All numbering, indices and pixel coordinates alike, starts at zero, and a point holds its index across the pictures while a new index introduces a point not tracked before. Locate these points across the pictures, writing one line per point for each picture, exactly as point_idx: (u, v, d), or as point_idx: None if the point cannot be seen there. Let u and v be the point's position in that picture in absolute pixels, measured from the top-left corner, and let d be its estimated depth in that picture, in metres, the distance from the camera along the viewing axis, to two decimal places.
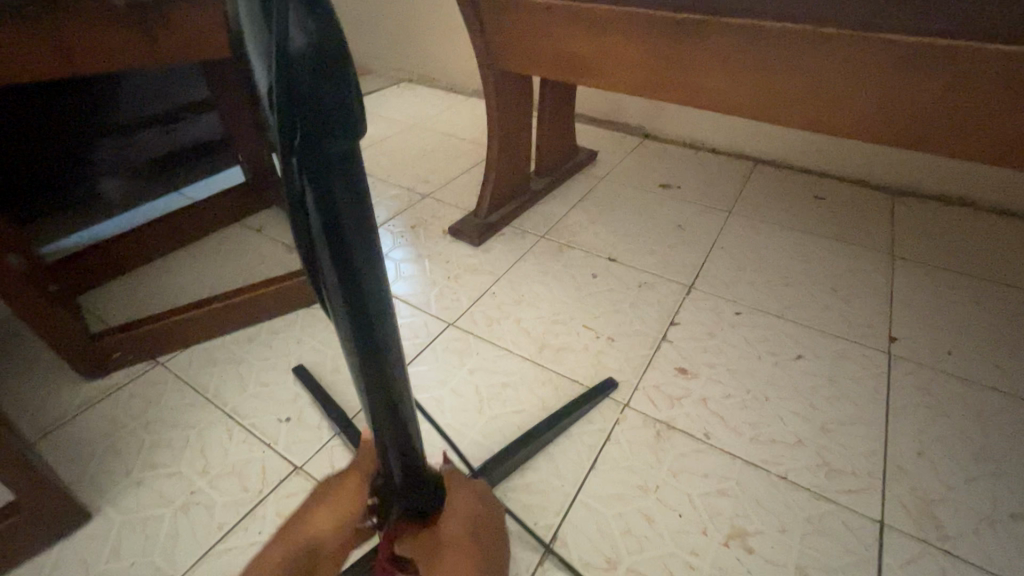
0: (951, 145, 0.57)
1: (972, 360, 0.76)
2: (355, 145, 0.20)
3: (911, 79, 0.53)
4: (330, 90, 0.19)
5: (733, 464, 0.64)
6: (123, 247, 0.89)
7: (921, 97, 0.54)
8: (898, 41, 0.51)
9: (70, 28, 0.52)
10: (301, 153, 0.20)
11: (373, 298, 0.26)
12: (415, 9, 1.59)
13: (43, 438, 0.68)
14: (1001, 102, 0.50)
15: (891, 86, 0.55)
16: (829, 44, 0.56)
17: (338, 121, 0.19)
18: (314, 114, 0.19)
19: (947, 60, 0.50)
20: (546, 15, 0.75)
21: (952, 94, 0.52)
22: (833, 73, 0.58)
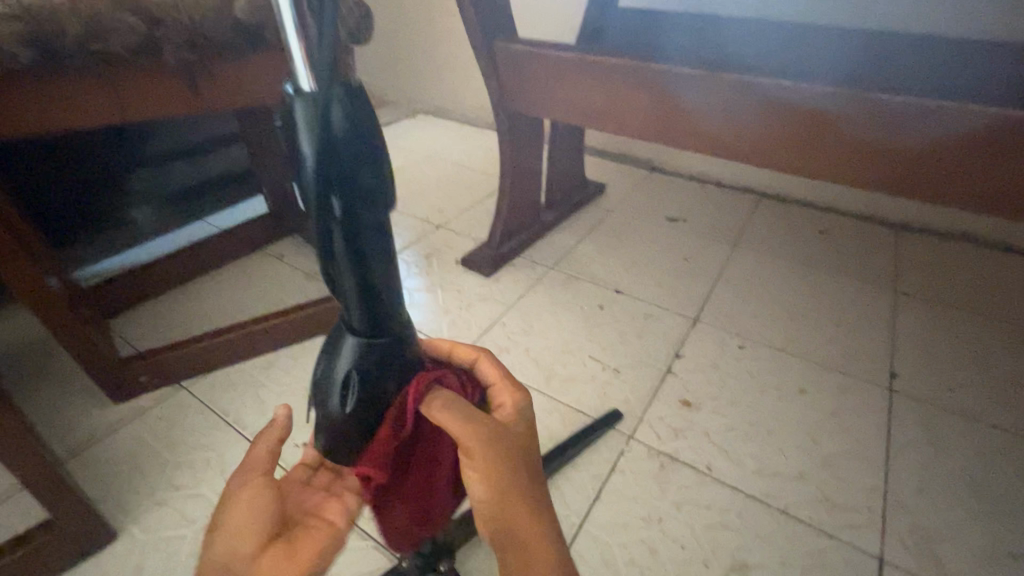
0: (948, 191, 0.61)
1: (973, 397, 0.77)
2: (374, 195, 0.26)
3: (915, 140, 0.59)
4: (355, 155, 0.25)
5: (735, 497, 0.65)
6: (153, 273, 0.93)
7: (924, 155, 0.60)
8: (905, 108, 0.57)
9: (123, 80, 0.57)
10: (340, 187, 0.25)
11: (381, 309, 0.30)
12: (432, 45, 1.66)
13: (72, 458, 0.71)
14: (998, 162, 0.56)
15: (895, 145, 0.60)
16: (834, 106, 0.61)
17: (362, 178, 0.25)
18: (344, 174, 0.25)
19: (949, 127, 0.56)
20: (558, 65, 0.80)
21: (953, 155, 0.58)
22: (839, 128, 0.63)
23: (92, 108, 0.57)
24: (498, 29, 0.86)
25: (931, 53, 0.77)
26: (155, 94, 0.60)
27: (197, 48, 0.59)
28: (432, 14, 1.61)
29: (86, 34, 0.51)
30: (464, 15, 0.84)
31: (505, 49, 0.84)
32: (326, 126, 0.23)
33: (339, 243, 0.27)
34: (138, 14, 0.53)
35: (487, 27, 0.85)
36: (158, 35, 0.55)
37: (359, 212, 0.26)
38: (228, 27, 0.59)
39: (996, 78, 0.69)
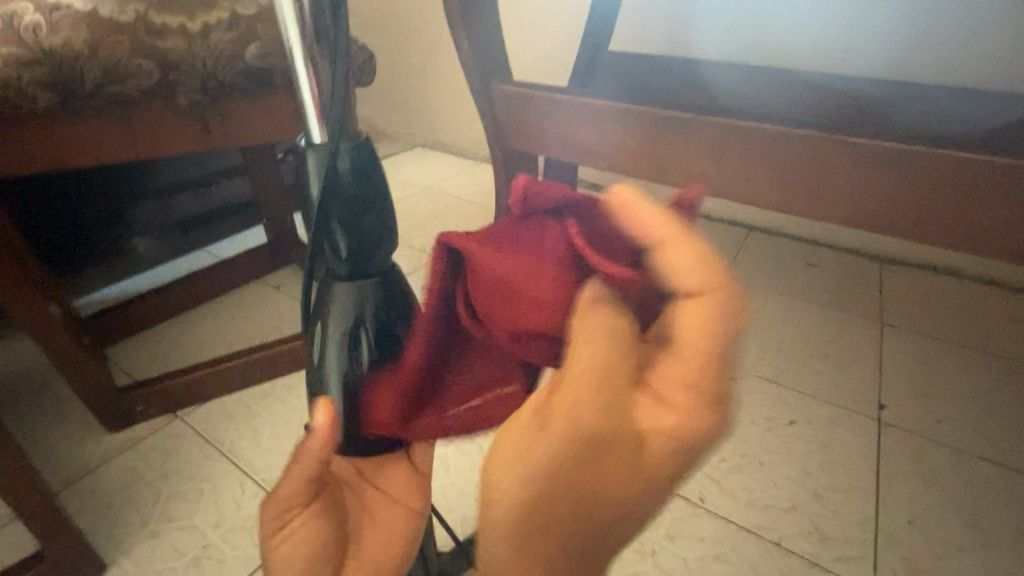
0: (941, 240, 0.63)
1: (961, 428, 0.79)
2: (374, 207, 0.28)
3: (920, 186, 0.61)
4: (360, 180, 0.27)
5: (727, 529, 0.66)
6: (153, 303, 0.95)
7: (928, 203, 0.62)
8: (911, 154, 0.60)
9: (137, 120, 0.60)
10: (342, 210, 0.27)
11: (371, 288, 0.29)
12: (432, 83, 1.72)
13: (64, 488, 0.71)
14: (1002, 210, 0.58)
15: (901, 191, 0.63)
16: (839, 151, 0.64)
17: (365, 197, 0.27)
18: (350, 194, 0.27)
19: (958, 172, 0.59)
20: (552, 107, 0.84)
21: (959, 202, 0.60)
22: (843, 176, 0.65)
23: (104, 144, 0.59)
24: (495, 72, 0.90)
25: (904, 99, 0.81)
26: (166, 132, 0.62)
27: (208, 91, 0.62)
28: (431, 53, 1.68)
29: (105, 77, 0.55)
30: (462, 59, 0.88)
31: (501, 91, 0.89)
32: (331, 168, 0.26)
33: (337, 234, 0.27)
34: (154, 59, 0.57)
35: (485, 70, 0.89)
36: (172, 78, 0.58)
37: (363, 236, 0.28)
38: (240, 71, 0.62)
39: (966, 126, 0.73)
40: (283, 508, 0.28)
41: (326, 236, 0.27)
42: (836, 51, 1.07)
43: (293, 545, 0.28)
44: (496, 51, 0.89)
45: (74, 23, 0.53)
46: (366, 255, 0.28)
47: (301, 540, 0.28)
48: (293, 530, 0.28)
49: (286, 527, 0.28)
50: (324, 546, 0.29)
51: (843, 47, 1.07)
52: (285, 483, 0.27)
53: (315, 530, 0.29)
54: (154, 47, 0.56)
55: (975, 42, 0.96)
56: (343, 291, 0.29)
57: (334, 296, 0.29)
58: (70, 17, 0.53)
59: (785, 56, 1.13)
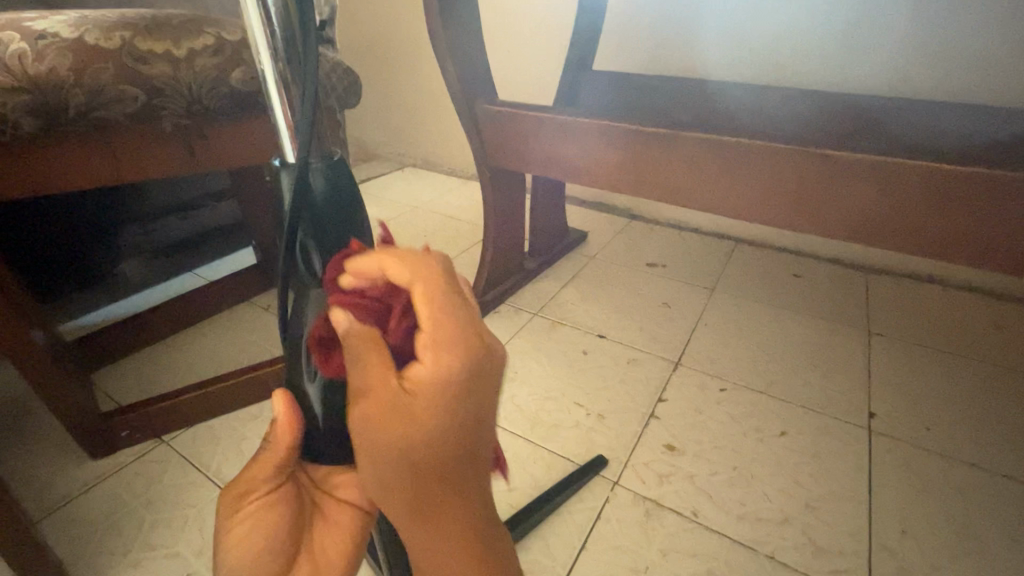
0: (918, 245, 0.66)
1: (949, 435, 0.79)
2: (348, 220, 0.28)
3: (893, 198, 0.63)
4: (332, 194, 0.27)
5: (721, 542, 0.65)
6: (140, 327, 0.94)
7: (901, 212, 0.64)
8: (884, 166, 0.62)
9: (122, 145, 0.60)
10: (313, 225, 0.27)
11: None
12: (420, 104, 1.75)
13: (45, 518, 0.69)
14: (975, 217, 0.60)
15: (872, 202, 0.65)
16: (811, 165, 0.66)
17: (338, 210, 0.28)
18: (324, 208, 0.27)
19: (932, 184, 0.60)
20: (535, 125, 0.86)
21: (932, 212, 0.62)
22: (817, 187, 0.68)
23: (90, 169, 0.59)
24: (479, 93, 0.92)
25: (878, 113, 0.84)
26: (154, 156, 0.63)
27: (194, 114, 0.63)
28: (419, 75, 1.71)
29: (89, 102, 0.55)
30: (447, 81, 0.89)
31: (486, 111, 0.90)
32: (302, 184, 0.26)
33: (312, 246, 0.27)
34: (139, 84, 0.57)
35: (469, 91, 0.91)
36: (157, 103, 0.59)
37: (337, 250, 0.28)
38: (225, 94, 0.63)
39: (936, 137, 0.75)
40: (246, 489, 0.29)
41: (299, 252, 0.27)
42: (813, 67, 1.10)
43: (249, 526, 0.28)
44: (479, 72, 0.91)
45: (59, 50, 0.53)
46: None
47: (259, 528, 0.28)
48: (246, 516, 0.28)
49: (239, 513, 0.28)
50: (279, 540, 0.29)
51: (819, 63, 1.10)
52: (259, 461, 0.29)
53: (274, 515, 0.29)
54: (139, 72, 0.57)
55: (944, 57, 1.00)
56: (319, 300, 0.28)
57: (308, 302, 0.28)
58: (53, 45, 0.53)
59: (765, 72, 1.15)
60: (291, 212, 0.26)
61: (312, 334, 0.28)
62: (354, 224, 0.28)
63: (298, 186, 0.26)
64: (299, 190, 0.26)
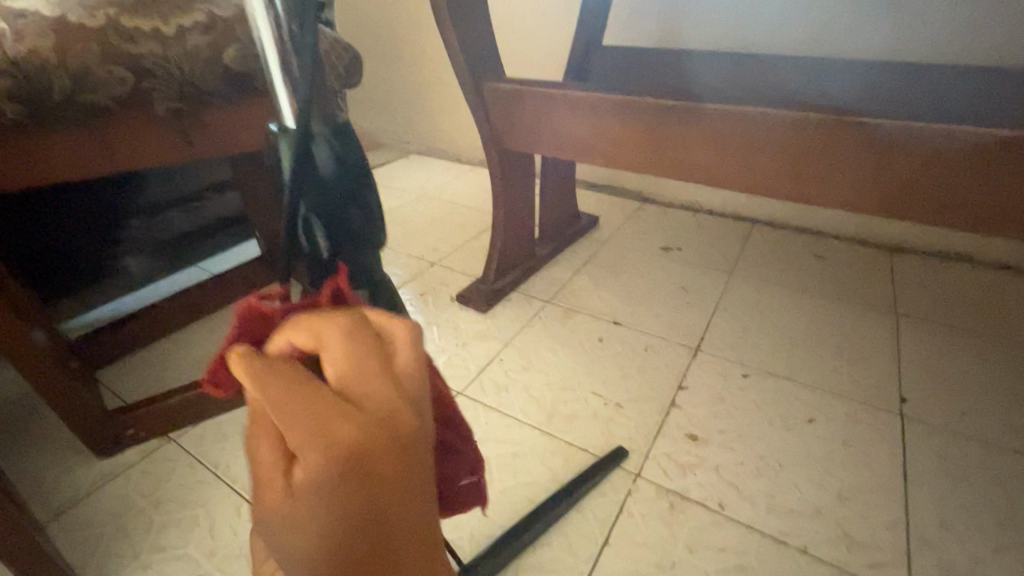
0: (957, 220, 0.61)
1: (987, 420, 0.75)
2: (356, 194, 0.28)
3: (928, 169, 0.59)
4: (339, 167, 0.27)
5: (749, 536, 0.62)
6: (144, 322, 0.92)
7: (939, 184, 0.59)
8: (920, 135, 0.57)
9: (114, 131, 0.57)
10: (314, 198, 0.27)
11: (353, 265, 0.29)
12: (426, 89, 1.71)
13: (53, 520, 0.67)
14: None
15: (906, 174, 0.60)
16: (838, 136, 0.62)
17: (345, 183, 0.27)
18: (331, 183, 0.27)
19: (974, 152, 0.55)
20: (545, 101, 0.82)
21: (973, 183, 0.57)
22: (844, 159, 0.63)
23: (81, 159, 0.56)
24: (486, 70, 0.88)
25: (911, 78, 0.78)
26: (149, 144, 0.60)
27: (186, 98, 0.59)
28: (423, 59, 1.66)
29: (75, 86, 0.52)
30: (451, 58, 0.85)
31: (493, 90, 0.86)
32: (309, 150, 0.26)
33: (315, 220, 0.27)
34: (127, 66, 0.54)
35: (475, 68, 0.87)
36: (146, 85, 0.56)
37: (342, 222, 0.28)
38: (219, 76, 0.60)
39: (973, 105, 0.70)
40: (263, 483, 0.25)
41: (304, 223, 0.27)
42: (834, 38, 1.05)
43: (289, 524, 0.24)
44: (485, 49, 0.87)
45: (40, 31, 0.50)
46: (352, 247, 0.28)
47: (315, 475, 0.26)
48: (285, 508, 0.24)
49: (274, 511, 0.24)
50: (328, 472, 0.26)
51: (842, 33, 1.04)
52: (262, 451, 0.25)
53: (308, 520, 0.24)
54: (127, 54, 0.54)
55: (978, 20, 0.94)
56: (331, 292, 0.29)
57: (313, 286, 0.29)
58: (35, 25, 0.50)
59: (785, 41, 1.10)
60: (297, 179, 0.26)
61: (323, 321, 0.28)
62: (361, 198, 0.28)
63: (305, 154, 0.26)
64: (301, 157, 0.26)
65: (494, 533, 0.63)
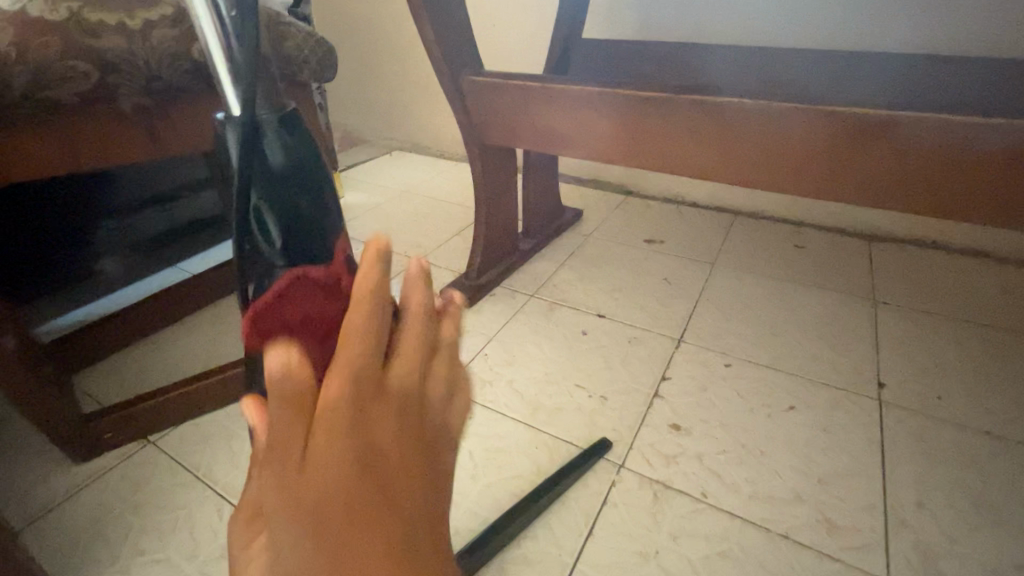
0: (930, 207, 0.62)
1: (962, 403, 0.76)
2: (318, 194, 0.23)
3: (901, 156, 0.59)
4: (294, 165, 0.22)
5: (732, 523, 0.63)
6: (121, 325, 0.90)
7: (911, 171, 0.60)
8: (893, 122, 0.57)
9: (80, 128, 0.56)
10: (269, 197, 0.22)
11: None
12: (407, 85, 1.69)
13: (28, 527, 0.66)
14: (994, 175, 0.56)
15: (880, 160, 0.61)
16: (813, 125, 0.62)
17: (302, 184, 0.23)
18: (286, 185, 0.22)
19: (947, 137, 0.56)
20: (524, 93, 0.81)
21: (944, 169, 0.58)
22: (819, 147, 0.64)
23: (45, 156, 0.55)
24: (464, 64, 0.87)
25: (885, 67, 0.79)
26: (115, 141, 0.59)
27: (153, 93, 0.59)
28: (404, 54, 1.65)
29: (37, 81, 0.50)
30: (429, 51, 0.84)
31: (472, 83, 0.86)
32: (255, 153, 0.21)
33: (272, 228, 0.22)
34: (91, 60, 0.53)
35: (454, 61, 0.86)
36: (112, 81, 0.55)
37: (305, 227, 0.23)
38: (187, 70, 0.59)
39: (944, 96, 0.71)
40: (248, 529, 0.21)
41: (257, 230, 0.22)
42: (810, 28, 1.06)
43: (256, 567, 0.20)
44: (463, 42, 0.86)
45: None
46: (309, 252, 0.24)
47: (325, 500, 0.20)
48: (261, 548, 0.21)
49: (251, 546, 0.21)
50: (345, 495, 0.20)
51: (818, 24, 1.05)
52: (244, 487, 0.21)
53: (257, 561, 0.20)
54: (91, 48, 0.53)
55: (953, 10, 0.95)
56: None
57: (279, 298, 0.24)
58: None
59: (766, 32, 1.10)
60: (241, 180, 0.21)
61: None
62: (324, 198, 0.24)
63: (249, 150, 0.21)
64: (250, 159, 0.21)
65: (479, 527, 0.63)
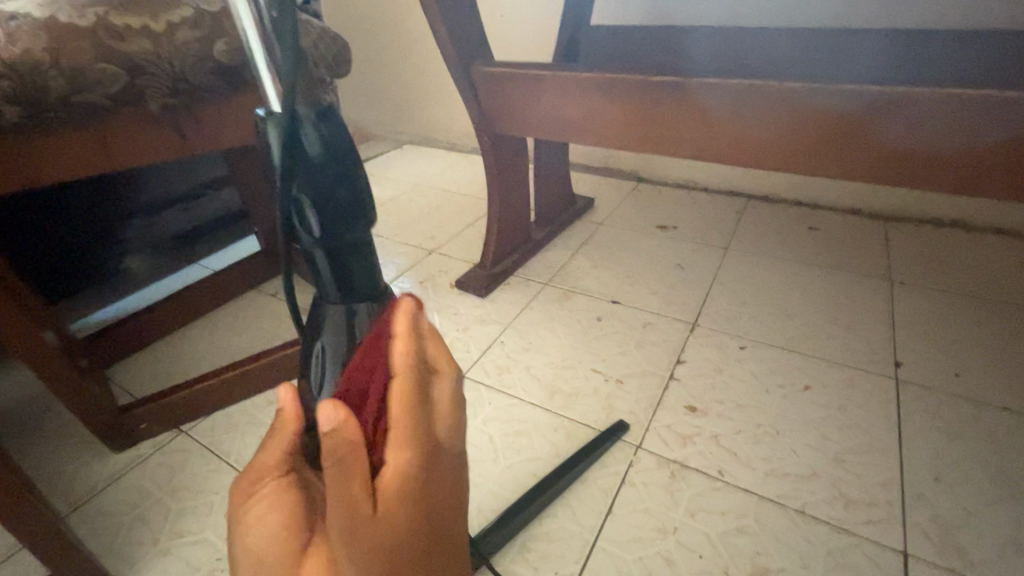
0: (941, 183, 0.62)
1: (980, 380, 0.76)
2: (353, 180, 0.24)
3: (916, 133, 0.59)
4: (329, 151, 0.23)
5: (749, 500, 0.64)
6: (149, 320, 0.93)
7: (926, 146, 0.60)
8: (907, 97, 0.57)
9: (110, 130, 0.59)
10: (307, 183, 0.23)
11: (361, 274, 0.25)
12: (417, 78, 1.70)
13: (73, 512, 0.70)
14: (1009, 146, 0.56)
15: (895, 138, 0.61)
16: (824, 105, 0.62)
17: (336, 170, 0.23)
18: (321, 172, 0.23)
19: (964, 110, 0.55)
20: (534, 83, 0.82)
21: (959, 145, 0.58)
22: (831, 126, 0.64)
23: (79, 158, 0.57)
24: (475, 55, 0.88)
25: (897, 44, 0.78)
26: (143, 141, 0.61)
27: (179, 93, 0.61)
28: (412, 47, 1.66)
29: (70, 86, 0.53)
30: (440, 44, 0.86)
31: (483, 73, 0.87)
32: (292, 138, 0.22)
33: (310, 216, 0.23)
34: (119, 64, 0.55)
35: (464, 53, 0.87)
36: (140, 83, 0.57)
37: (341, 213, 0.24)
38: (210, 70, 0.61)
39: (957, 69, 0.71)
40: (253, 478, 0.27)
41: (295, 214, 0.23)
42: (821, 8, 1.05)
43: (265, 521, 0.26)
44: (474, 34, 0.87)
45: (33, 32, 0.51)
46: (347, 240, 0.24)
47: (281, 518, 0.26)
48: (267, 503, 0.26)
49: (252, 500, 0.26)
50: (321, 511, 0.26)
51: (827, 3, 1.04)
52: (265, 451, 0.26)
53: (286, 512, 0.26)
54: (120, 52, 0.55)
55: None
56: (337, 306, 0.25)
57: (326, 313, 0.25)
58: (26, 26, 0.51)
59: (780, 12, 1.09)
60: (284, 169, 0.23)
61: (333, 342, 0.24)
62: (358, 185, 0.24)
63: (289, 139, 0.22)
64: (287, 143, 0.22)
65: (501, 507, 0.65)
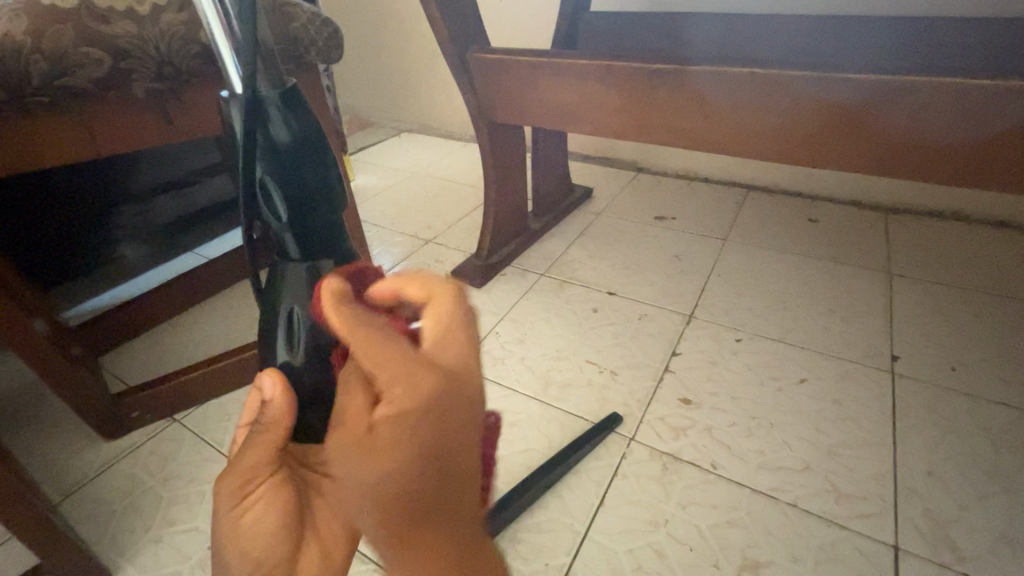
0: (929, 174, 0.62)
1: (976, 374, 0.76)
2: (322, 166, 0.23)
3: (915, 122, 0.58)
4: (296, 138, 0.22)
5: (741, 493, 0.64)
6: (142, 309, 0.92)
7: (920, 137, 0.59)
8: (905, 85, 0.56)
9: (93, 113, 0.57)
10: (274, 170, 0.22)
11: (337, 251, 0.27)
12: (415, 64, 1.68)
13: (64, 500, 0.70)
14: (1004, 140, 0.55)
15: (892, 128, 0.60)
16: (823, 94, 0.61)
17: (305, 158, 0.22)
18: (290, 158, 0.22)
19: (957, 98, 0.54)
20: (531, 68, 0.80)
21: (956, 138, 0.57)
22: (831, 116, 0.63)
23: (62, 143, 0.56)
24: (470, 40, 0.86)
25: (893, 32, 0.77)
26: (128, 125, 0.60)
27: (165, 78, 0.59)
28: (409, 33, 1.63)
29: (52, 69, 0.52)
30: (434, 29, 0.84)
31: (479, 58, 0.85)
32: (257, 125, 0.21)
33: (279, 203, 0.23)
34: (103, 47, 0.54)
35: (460, 39, 0.85)
36: (124, 67, 0.56)
37: (310, 202, 0.23)
38: (197, 54, 0.60)
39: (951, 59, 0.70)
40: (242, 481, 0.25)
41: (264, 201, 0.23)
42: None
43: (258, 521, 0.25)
44: (470, 20, 0.86)
45: (11, 14, 0.50)
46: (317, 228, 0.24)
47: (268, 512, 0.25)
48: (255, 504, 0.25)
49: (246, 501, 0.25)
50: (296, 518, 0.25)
51: None
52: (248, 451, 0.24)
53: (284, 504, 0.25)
54: (101, 34, 0.53)
55: None
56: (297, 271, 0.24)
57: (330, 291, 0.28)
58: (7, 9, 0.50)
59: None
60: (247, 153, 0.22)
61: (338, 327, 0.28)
62: (327, 170, 0.23)
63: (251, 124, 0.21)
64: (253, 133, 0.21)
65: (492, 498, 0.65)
